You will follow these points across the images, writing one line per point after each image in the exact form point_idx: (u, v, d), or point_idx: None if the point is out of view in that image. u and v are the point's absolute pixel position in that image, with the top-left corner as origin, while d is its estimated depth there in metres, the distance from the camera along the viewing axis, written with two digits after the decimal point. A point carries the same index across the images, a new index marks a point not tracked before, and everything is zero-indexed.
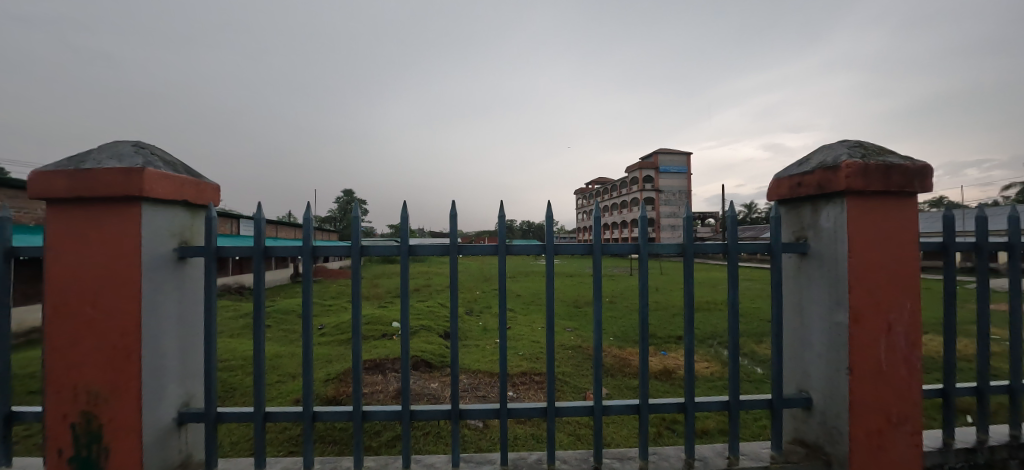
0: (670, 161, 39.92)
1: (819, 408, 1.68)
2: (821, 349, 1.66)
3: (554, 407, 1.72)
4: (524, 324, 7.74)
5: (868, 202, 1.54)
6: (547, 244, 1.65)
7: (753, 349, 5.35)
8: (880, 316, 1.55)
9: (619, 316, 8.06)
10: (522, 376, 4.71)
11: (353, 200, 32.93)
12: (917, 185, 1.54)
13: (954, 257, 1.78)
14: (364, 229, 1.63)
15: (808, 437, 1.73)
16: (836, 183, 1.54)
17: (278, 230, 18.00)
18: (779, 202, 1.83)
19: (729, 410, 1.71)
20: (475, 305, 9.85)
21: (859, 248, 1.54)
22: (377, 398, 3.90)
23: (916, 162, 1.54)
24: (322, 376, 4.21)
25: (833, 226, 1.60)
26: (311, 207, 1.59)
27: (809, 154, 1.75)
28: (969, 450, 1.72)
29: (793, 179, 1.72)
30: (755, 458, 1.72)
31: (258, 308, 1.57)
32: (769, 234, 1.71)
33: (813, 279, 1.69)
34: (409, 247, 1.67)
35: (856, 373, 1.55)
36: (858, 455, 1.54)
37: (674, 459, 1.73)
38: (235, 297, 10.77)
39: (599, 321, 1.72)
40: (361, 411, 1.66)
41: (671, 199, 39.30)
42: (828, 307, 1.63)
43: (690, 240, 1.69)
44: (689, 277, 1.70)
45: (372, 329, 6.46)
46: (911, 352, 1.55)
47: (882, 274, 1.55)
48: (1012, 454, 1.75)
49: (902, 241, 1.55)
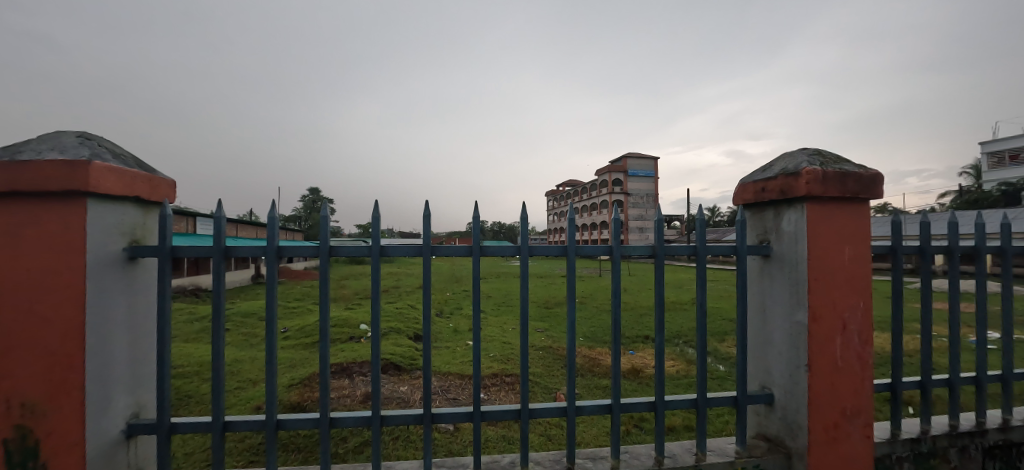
0: (639, 164, 41.11)
1: (780, 404, 1.75)
2: (782, 347, 1.73)
3: (527, 409, 1.70)
4: (496, 325, 7.75)
5: (826, 206, 1.62)
6: (522, 246, 1.64)
7: (716, 347, 5.56)
8: (836, 315, 1.63)
9: (589, 316, 8.19)
10: (493, 378, 4.70)
11: (320, 200, 31.87)
12: (870, 191, 1.64)
13: (900, 259, 1.90)
14: (332, 228, 1.56)
15: (770, 432, 1.79)
16: (797, 188, 1.61)
17: (238, 229, 17.27)
18: (743, 206, 1.89)
19: (697, 408, 1.75)
20: (446, 306, 9.77)
21: (818, 251, 1.62)
22: (344, 403, 3.81)
23: (869, 170, 1.64)
24: (286, 381, 4.05)
25: (793, 230, 1.68)
26: (276, 205, 1.51)
27: (772, 161, 1.83)
28: (914, 440, 1.84)
29: (757, 184, 1.78)
30: (721, 454, 1.77)
31: (218, 310, 1.49)
32: (735, 237, 1.76)
33: (775, 281, 1.76)
34: (381, 248, 1.62)
35: (814, 370, 1.63)
36: (816, 447, 1.63)
37: (644, 457, 1.75)
38: (190, 299, 10.22)
39: (571, 322, 1.70)
40: (328, 418, 1.58)
41: (640, 202, 40.38)
42: (788, 307, 1.70)
43: (661, 242, 1.71)
44: (660, 279, 1.72)
45: (339, 332, 6.28)
46: (864, 349, 1.65)
47: (837, 275, 1.63)
48: (952, 443, 1.88)
49: (855, 244, 1.65)
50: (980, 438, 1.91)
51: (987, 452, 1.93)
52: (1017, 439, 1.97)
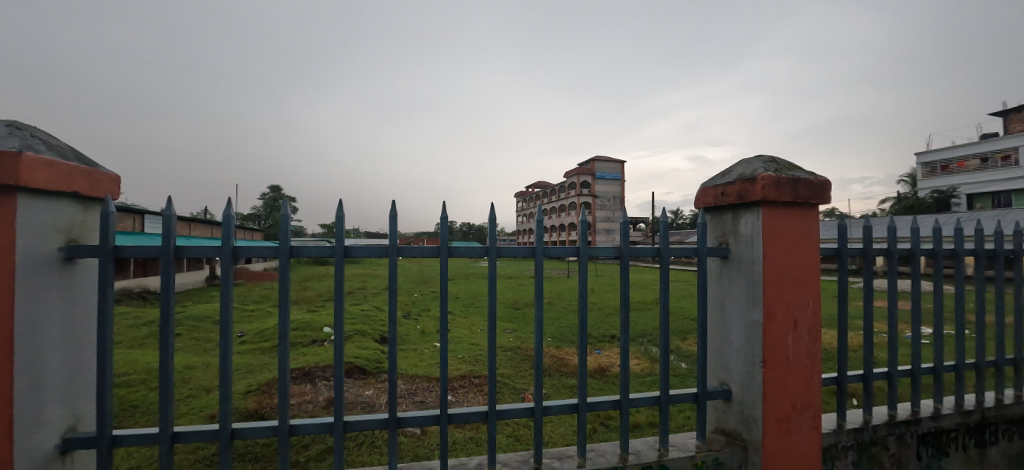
0: (605, 168, 42.11)
1: (737, 399, 1.82)
2: (739, 344, 1.81)
3: (494, 410, 1.68)
4: (464, 326, 7.70)
5: (779, 210, 1.71)
6: (490, 246, 1.63)
7: (679, 345, 5.77)
8: (789, 314, 1.72)
9: (557, 317, 8.28)
10: (462, 380, 4.68)
11: (281, 198, 30.63)
12: (819, 197, 1.74)
13: (844, 261, 2.03)
14: (293, 228, 1.50)
15: (728, 426, 1.87)
16: (753, 193, 1.69)
17: (191, 228, 16.34)
18: (704, 209, 1.97)
19: (660, 405, 1.80)
20: (413, 308, 9.61)
21: (773, 252, 1.70)
22: (305, 409, 3.69)
23: (819, 177, 1.74)
24: (242, 387, 3.86)
25: (750, 232, 1.76)
26: (232, 203, 1.44)
27: (730, 166, 1.91)
28: (858, 429, 1.97)
29: (717, 189, 1.86)
30: (682, 448, 1.83)
31: (167, 314, 1.39)
32: (696, 239, 1.83)
33: (733, 281, 1.84)
34: (345, 248, 1.57)
35: (769, 366, 1.71)
36: (769, 439, 1.71)
37: (609, 454, 1.77)
38: (136, 302, 9.56)
39: (539, 322, 1.71)
40: (287, 425, 1.51)
41: (607, 204, 41.32)
42: (745, 306, 1.78)
43: (627, 244, 1.76)
44: (626, 279, 1.76)
45: (301, 336, 6.05)
46: (812, 345, 1.75)
47: (789, 276, 1.73)
48: (890, 431, 2.02)
49: (806, 246, 1.75)
50: (914, 426, 2.07)
51: (921, 439, 2.09)
52: (946, 426, 2.14)
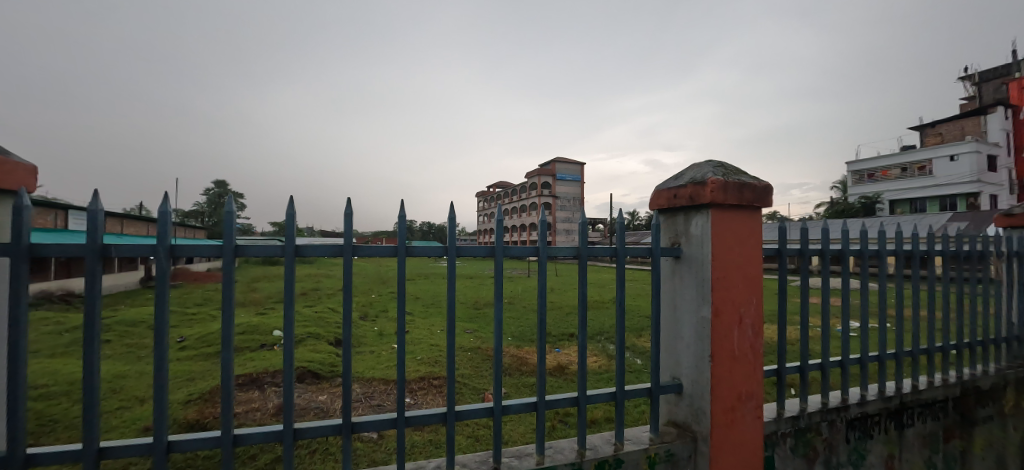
0: (565, 169, 42.98)
1: (687, 392, 1.91)
2: (690, 340, 1.89)
3: (453, 411, 1.65)
4: (423, 327, 7.58)
5: (726, 212, 1.81)
6: (449, 246, 1.61)
7: (634, 342, 5.98)
8: (734, 310, 1.83)
9: (517, 316, 8.32)
10: (420, 382, 4.61)
11: (227, 193, 28.81)
12: (762, 200, 1.86)
13: (784, 260, 2.18)
14: (238, 226, 1.41)
15: (679, 418, 1.95)
16: (703, 196, 1.77)
17: (123, 225, 15.04)
18: (657, 211, 2.04)
19: (615, 400, 1.85)
20: (370, 309, 9.34)
21: (721, 252, 1.80)
22: (253, 417, 3.51)
23: (762, 182, 1.86)
24: (182, 396, 3.60)
25: (700, 233, 1.84)
26: (168, 198, 1.33)
27: (682, 170, 2.00)
28: (795, 417, 2.12)
29: (670, 191, 1.93)
30: (637, 442, 1.88)
31: (92, 318, 1.26)
32: (651, 240, 1.90)
33: (684, 279, 1.92)
34: (296, 247, 1.50)
35: (717, 359, 1.80)
36: (717, 429, 1.80)
37: (567, 450, 1.79)
38: (56, 306, 8.67)
39: (499, 322, 1.69)
40: (231, 435, 1.41)
41: (567, 205, 42.13)
42: (695, 303, 1.86)
43: (585, 244, 1.79)
44: (583, 279, 1.79)
45: (248, 340, 5.73)
46: (755, 339, 1.87)
47: (735, 274, 1.83)
48: (823, 417, 2.20)
49: (749, 247, 1.86)
50: (844, 412, 2.26)
51: (849, 423, 2.28)
52: (871, 411, 2.35)
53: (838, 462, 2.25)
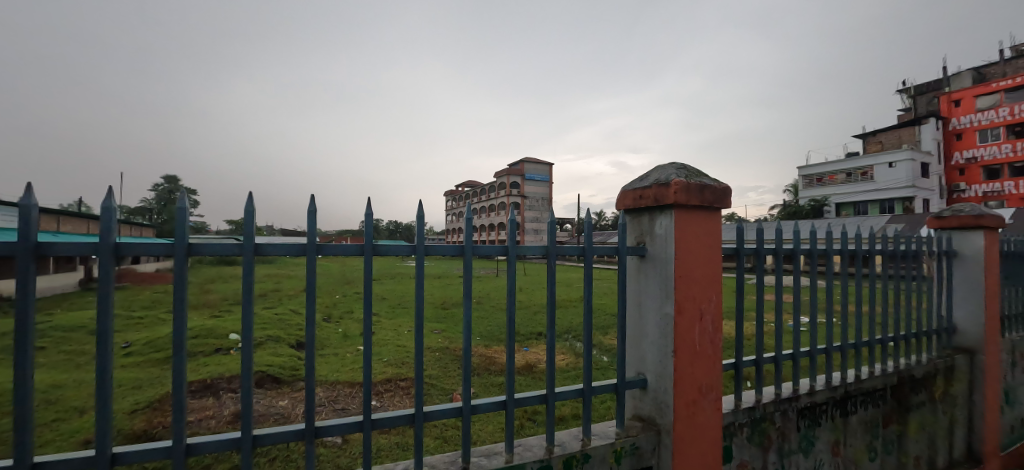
0: (534, 169, 43.35)
1: (652, 387, 1.97)
2: (654, 336, 1.95)
3: (421, 412, 1.62)
4: (390, 328, 7.45)
5: (688, 213, 1.88)
6: (418, 245, 1.59)
7: (600, 340, 6.12)
8: (695, 306, 1.90)
9: (485, 316, 8.31)
10: (387, 384, 4.54)
11: None
12: (721, 201, 1.95)
13: (741, 259, 2.29)
14: (191, 223, 1.33)
15: (644, 412, 2.01)
16: (667, 197, 1.83)
17: (60, 222, 13.90)
18: (624, 211, 2.09)
19: (583, 396, 1.88)
20: (334, 310, 9.07)
21: (683, 251, 1.87)
22: (207, 426, 3.35)
23: (722, 184, 1.94)
24: (127, 405, 3.37)
25: (664, 232, 1.90)
26: (112, 193, 1.23)
27: (647, 171, 2.06)
28: (751, 408, 2.23)
29: (636, 191, 1.98)
30: (603, 437, 1.92)
31: (24, 323, 1.16)
32: (617, 239, 1.95)
33: (649, 278, 1.97)
34: (255, 246, 1.43)
35: (679, 355, 1.87)
36: (679, 421, 1.87)
37: (536, 448, 1.81)
38: None
39: (468, 322, 1.67)
40: (183, 445, 1.33)
41: (536, 205, 42.51)
42: (659, 301, 1.91)
43: (554, 242, 1.81)
44: (552, 278, 1.81)
45: (202, 344, 5.43)
46: (714, 334, 1.96)
47: (695, 272, 1.91)
48: (776, 407, 2.33)
49: (710, 245, 1.94)
50: (796, 402, 2.40)
51: (800, 412, 2.43)
52: (819, 400, 2.51)
53: (790, 449, 2.38)
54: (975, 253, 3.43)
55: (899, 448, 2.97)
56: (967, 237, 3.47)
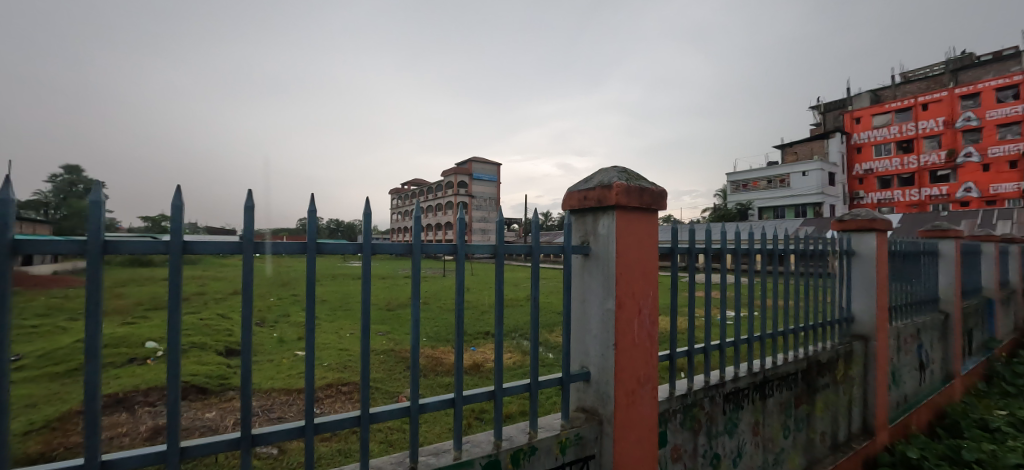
0: (483, 169, 43.41)
1: (594, 380, 2.07)
2: (596, 331, 2.05)
3: (367, 414, 1.59)
4: (331, 331, 7.14)
5: (628, 214, 2.00)
6: (364, 243, 1.56)
7: (546, 337, 6.30)
8: (635, 301, 2.03)
9: (431, 317, 8.22)
10: (328, 389, 4.37)
11: None
12: (658, 204, 2.09)
13: (675, 258, 2.46)
14: (106, 218, 1.22)
15: (587, 403, 2.10)
16: (610, 198, 1.94)
17: None
18: (569, 211, 2.17)
19: (530, 391, 1.94)
20: (267, 314, 8.51)
21: (623, 250, 1.98)
22: (120, 444, 3.05)
23: (658, 188, 2.09)
24: (19, 426, 2.97)
25: (606, 232, 2.01)
26: (7, 183, 1.10)
27: (591, 174, 2.16)
28: (683, 395, 2.41)
29: (581, 193, 2.07)
30: (549, 429, 1.99)
31: None
32: (562, 239, 2.03)
33: (593, 276, 2.07)
34: (183, 244, 1.34)
35: (620, 347, 1.98)
36: (619, 411, 1.99)
37: (484, 443, 1.84)
38: None
39: (416, 322, 1.65)
40: (97, 463, 1.21)
41: (484, 205, 42.57)
42: (602, 297, 2.02)
43: (501, 242, 1.84)
44: (500, 276, 1.84)
45: (113, 354, 4.90)
46: (651, 327, 2.11)
47: (635, 270, 2.03)
48: (705, 394, 2.53)
49: (647, 244, 2.09)
50: (722, 388, 2.63)
51: (726, 397, 2.66)
52: (741, 385, 2.76)
53: (717, 431, 2.61)
54: (869, 251, 3.94)
55: (808, 425, 3.34)
56: (862, 238, 3.98)
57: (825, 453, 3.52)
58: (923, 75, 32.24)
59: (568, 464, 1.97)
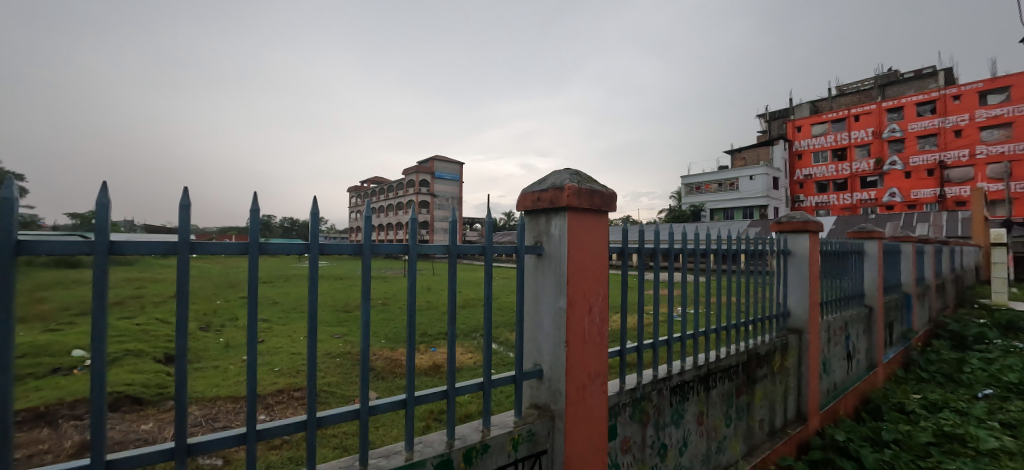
0: (445, 168, 43.10)
1: (546, 377, 2.12)
2: (549, 329, 2.09)
3: (314, 418, 1.55)
4: (283, 335, 6.86)
5: (579, 215, 2.07)
6: (312, 243, 1.52)
7: (505, 337, 6.37)
8: (585, 300, 2.10)
9: (390, 318, 8.07)
10: (279, 395, 4.21)
11: None
12: (608, 205, 2.18)
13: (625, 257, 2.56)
14: (21, 215, 1.13)
15: (540, 400, 2.15)
16: (562, 200, 2.00)
17: None
18: (523, 212, 2.21)
19: (483, 390, 1.96)
20: (212, 318, 8.03)
21: (574, 250, 2.04)
22: (41, 462, 2.80)
23: (609, 190, 2.17)
24: None
25: (558, 232, 2.06)
26: None
27: (545, 176, 2.21)
28: (632, 389, 2.52)
29: (534, 194, 2.12)
30: (502, 427, 2.02)
31: None
32: (515, 239, 2.07)
33: (546, 275, 2.11)
34: (109, 243, 1.26)
35: (571, 345, 2.04)
36: (570, 406, 2.05)
37: (436, 443, 1.84)
38: None
39: (366, 324, 1.63)
40: None
41: (446, 204, 42.32)
42: (554, 296, 2.07)
43: (454, 242, 1.85)
44: (453, 276, 1.85)
45: (31, 364, 4.46)
46: (600, 324, 2.20)
47: (585, 269, 2.10)
48: (653, 387, 2.66)
49: (597, 244, 2.17)
50: (669, 381, 2.76)
51: (672, 390, 2.80)
52: (687, 378, 2.92)
53: (664, 423, 2.74)
54: (802, 251, 4.26)
55: (748, 414, 3.57)
56: (797, 239, 4.29)
57: (763, 439, 3.77)
58: (855, 89, 35.13)
59: (520, 460, 2.01)
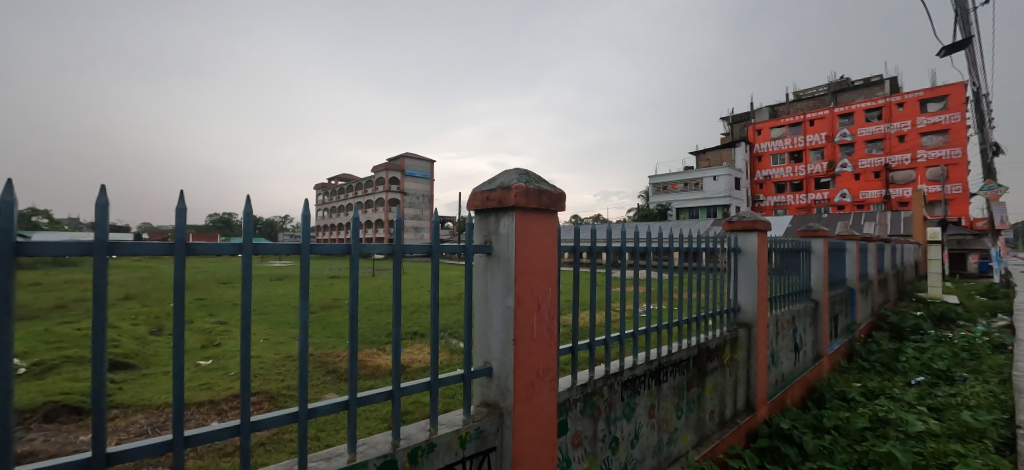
0: (416, 165, 42.57)
1: (495, 375, 2.14)
2: (497, 327, 2.11)
3: (248, 422, 1.50)
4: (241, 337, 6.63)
5: (527, 214, 2.10)
6: (244, 243, 1.47)
7: None
8: (533, 298, 2.14)
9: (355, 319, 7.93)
10: (234, 400, 4.08)
11: None
12: (556, 205, 2.22)
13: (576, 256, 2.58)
14: None
15: (489, 398, 2.17)
16: (509, 199, 2.01)
17: None
18: (473, 211, 2.21)
19: (430, 389, 1.96)
20: (165, 321, 7.65)
21: (522, 250, 2.07)
22: None
23: (557, 190, 2.21)
24: None
25: (507, 231, 2.08)
26: None
27: (495, 175, 2.23)
28: (584, 385, 2.58)
29: (483, 194, 2.13)
30: (450, 425, 2.02)
31: None
32: (463, 238, 2.07)
33: (494, 274, 2.13)
34: (16, 245, 1.17)
35: (519, 343, 2.07)
36: (518, 403, 2.08)
37: (381, 443, 1.83)
38: None
39: (305, 324, 1.59)
40: None
41: (417, 202, 41.84)
42: (502, 294, 2.09)
43: (398, 241, 1.84)
44: (397, 275, 1.83)
45: None
46: (549, 321, 2.24)
47: (533, 268, 2.14)
48: (604, 382, 2.73)
49: (545, 244, 2.21)
50: (620, 376, 2.84)
51: (624, 384, 2.88)
52: (638, 372, 3.01)
53: (616, 416, 2.82)
54: (751, 249, 4.47)
55: (699, 405, 3.73)
56: (747, 238, 4.50)
57: (714, 429, 3.94)
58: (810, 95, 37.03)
59: (467, 458, 2.02)
